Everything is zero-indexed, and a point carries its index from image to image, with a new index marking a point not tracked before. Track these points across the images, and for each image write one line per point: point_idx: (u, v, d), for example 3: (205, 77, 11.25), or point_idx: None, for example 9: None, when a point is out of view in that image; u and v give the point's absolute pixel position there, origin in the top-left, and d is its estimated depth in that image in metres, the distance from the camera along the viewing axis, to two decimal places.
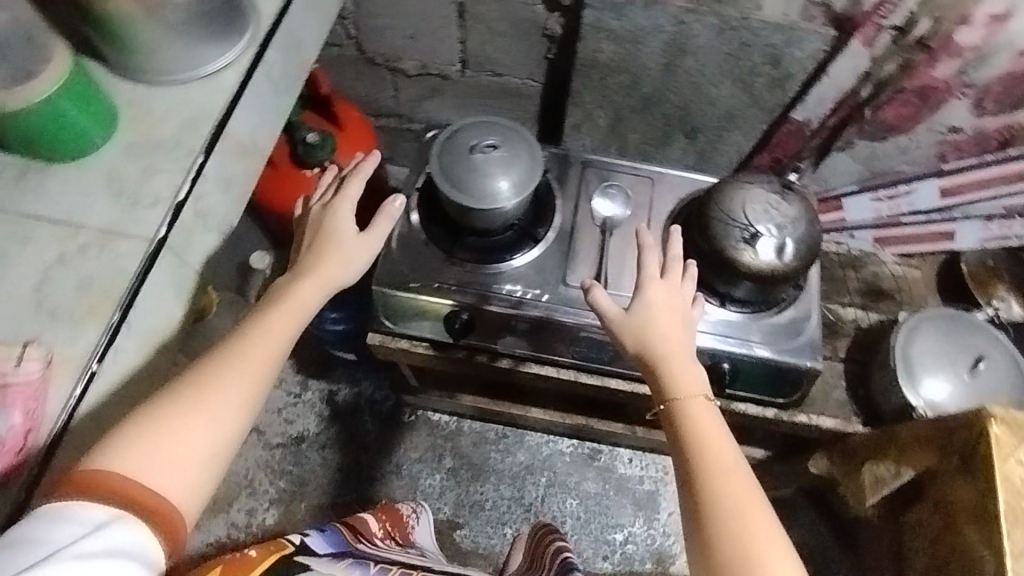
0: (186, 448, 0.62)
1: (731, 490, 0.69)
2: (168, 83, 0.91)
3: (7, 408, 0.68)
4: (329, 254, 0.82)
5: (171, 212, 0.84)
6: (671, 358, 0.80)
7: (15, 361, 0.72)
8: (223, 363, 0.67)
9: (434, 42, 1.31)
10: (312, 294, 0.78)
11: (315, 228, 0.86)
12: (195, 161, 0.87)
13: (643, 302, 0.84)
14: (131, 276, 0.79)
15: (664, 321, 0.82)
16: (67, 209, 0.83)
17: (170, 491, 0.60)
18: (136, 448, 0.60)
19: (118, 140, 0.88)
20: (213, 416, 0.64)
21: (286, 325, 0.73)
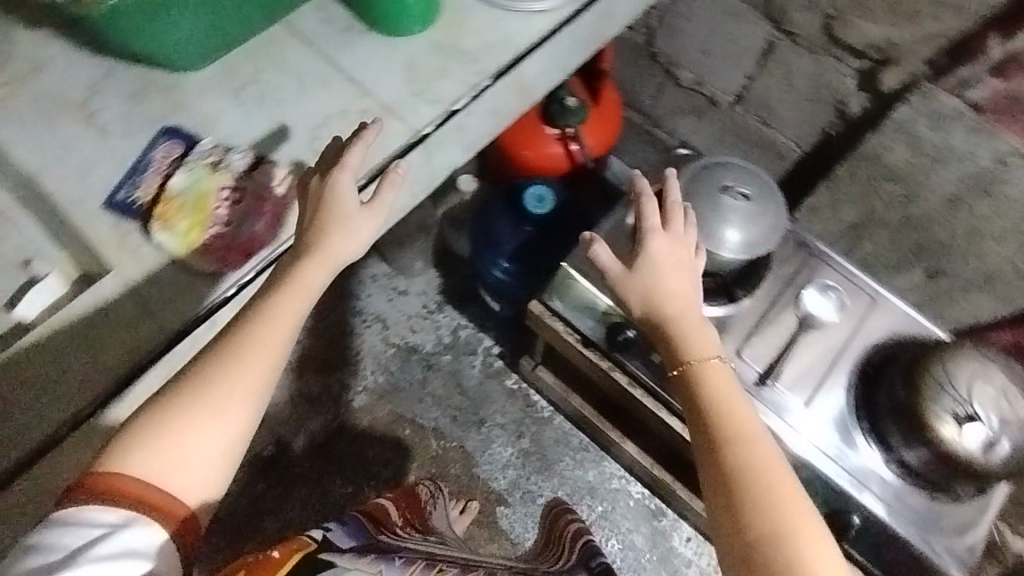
0: (192, 448, 0.59)
1: (752, 454, 0.66)
2: (490, 5, 0.97)
3: (252, 215, 0.81)
4: (330, 230, 0.71)
5: (443, 115, 0.89)
6: (681, 319, 0.80)
7: (277, 183, 0.83)
8: (217, 362, 0.62)
9: (724, 67, 1.30)
10: (317, 274, 0.69)
11: (316, 202, 0.73)
12: (482, 82, 0.92)
13: (645, 257, 0.83)
14: (388, 154, 0.86)
15: (669, 281, 0.82)
16: (366, 73, 0.92)
17: (186, 488, 0.58)
18: (140, 448, 0.57)
19: (429, 34, 0.95)
20: (219, 412, 0.60)
21: (289, 313, 0.66)
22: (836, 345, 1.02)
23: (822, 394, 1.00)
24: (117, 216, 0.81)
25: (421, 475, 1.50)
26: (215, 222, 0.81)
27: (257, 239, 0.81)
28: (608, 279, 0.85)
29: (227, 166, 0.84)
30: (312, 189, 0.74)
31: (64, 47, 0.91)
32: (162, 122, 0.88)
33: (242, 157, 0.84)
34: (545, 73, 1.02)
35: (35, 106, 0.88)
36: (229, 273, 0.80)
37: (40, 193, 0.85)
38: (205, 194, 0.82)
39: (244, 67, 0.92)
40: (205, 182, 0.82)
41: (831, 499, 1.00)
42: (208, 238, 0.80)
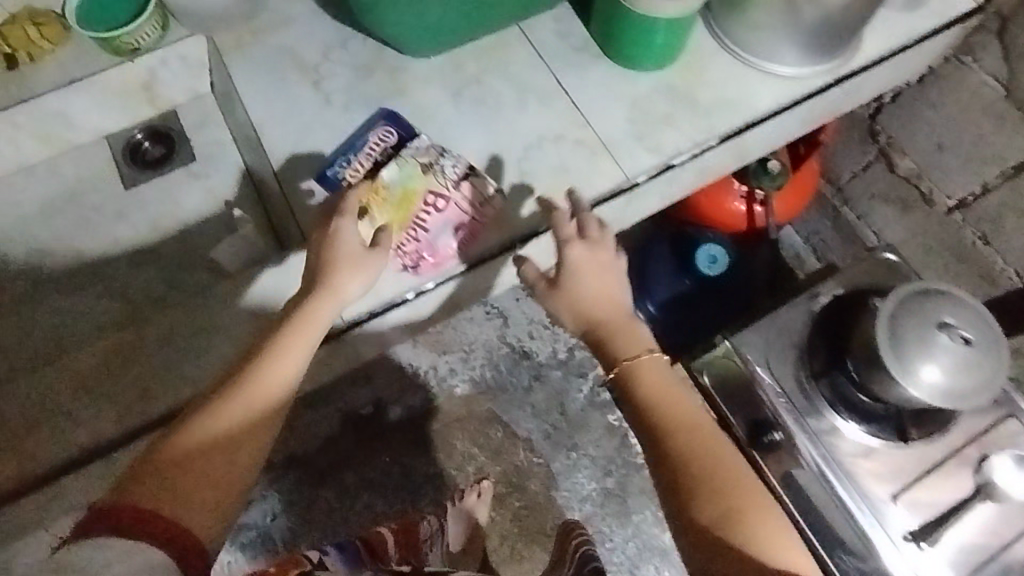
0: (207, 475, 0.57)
1: (709, 460, 0.67)
2: (734, 57, 0.90)
3: (451, 227, 0.80)
4: (338, 272, 0.68)
5: (658, 168, 0.85)
6: (619, 326, 0.73)
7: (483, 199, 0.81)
8: (221, 402, 0.61)
9: (957, 168, 1.16)
10: (327, 312, 0.67)
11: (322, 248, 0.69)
12: (708, 141, 0.87)
13: (566, 269, 0.74)
14: (596, 195, 0.84)
15: (596, 297, 0.73)
16: (590, 101, 0.88)
17: (197, 518, 0.54)
18: (143, 482, 0.54)
19: (664, 75, 0.90)
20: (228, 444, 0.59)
21: (296, 350, 0.65)
22: (1013, 528, 0.90)
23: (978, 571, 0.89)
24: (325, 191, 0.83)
25: (500, 480, 1.50)
26: (411, 226, 0.78)
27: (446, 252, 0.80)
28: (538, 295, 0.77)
29: (439, 171, 0.79)
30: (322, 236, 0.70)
31: (311, 7, 0.94)
32: (383, 105, 0.89)
33: (454, 166, 0.80)
34: (770, 140, 0.94)
35: (273, 60, 0.91)
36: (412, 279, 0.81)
37: (258, 145, 0.89)
38: (412, 195, 0.78)
39: (472, 65, 0.91)
40: (414, 182, 0.78)
41: None
42: (401, 239, 0.78)
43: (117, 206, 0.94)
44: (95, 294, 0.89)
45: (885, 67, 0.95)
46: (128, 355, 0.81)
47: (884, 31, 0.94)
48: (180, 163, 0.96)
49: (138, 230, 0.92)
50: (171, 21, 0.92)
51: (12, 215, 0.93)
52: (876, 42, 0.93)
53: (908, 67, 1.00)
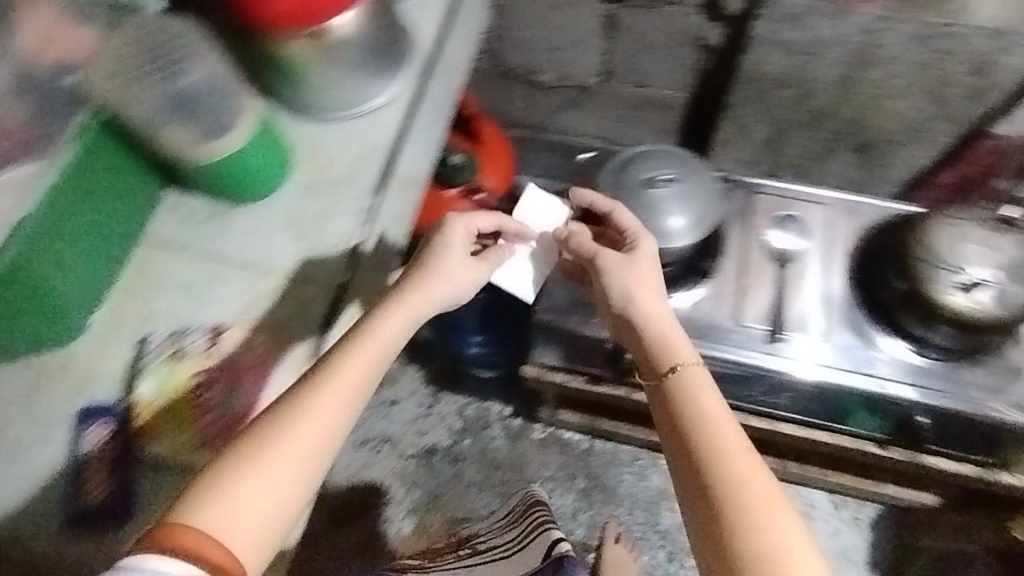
0: (245, 515, 0.59)
1: (751, 488, 0.61)
2: (336, 121, 0.93)
3: (239, 390, 0.76)
4: (413, 284, 0.80)
5: (349, 254, 0.84)
6: (672, 340, 0.74)
7: (247, 343, 0.79)
8: (291, 418, 0.64)
9: (578, 54, 1.26)
10: (394, 327, 0.75)
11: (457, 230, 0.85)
12: (371, 201, 0.88)
13: (637, 257, 0.83)
14: (319, 319, 0.80)
15: (637, 286, 0.80)
16: (253, 251, 0.85)
17: (235, 543, 0.58)
18: (209, 508, 0.58)
19: (295, 179, 0.90)
20: (273, 479, 0.61)
21: (367, 363, 0.70)
22: (818, 265, 1.03)
23: (833, 316, 1.00)
24: (66, 524, 0.70)
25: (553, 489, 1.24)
26: (202, 412, 0.75)
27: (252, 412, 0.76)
28: (605, 272, 0.82)
29: (187, 347, 0.78)
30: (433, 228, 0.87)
31: None
32: (53, 407, 0.76)
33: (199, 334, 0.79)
34: (422, 154, 0.98)
35: None
36: None
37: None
38: (181, 386, 0.76)
39: (130, 301, 0.82)
40: (176, 378, 0.76)
41: (884, 409, 0.98)
42: (201, 432, 0.74)
43: None
44: None
45: (453, 36, 1.03)
46: None
47: (430, 11, 1.01)
48: None
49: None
50: None
51: None
52: (427, 26, 1.00)
53: (472, 22, 1.10)
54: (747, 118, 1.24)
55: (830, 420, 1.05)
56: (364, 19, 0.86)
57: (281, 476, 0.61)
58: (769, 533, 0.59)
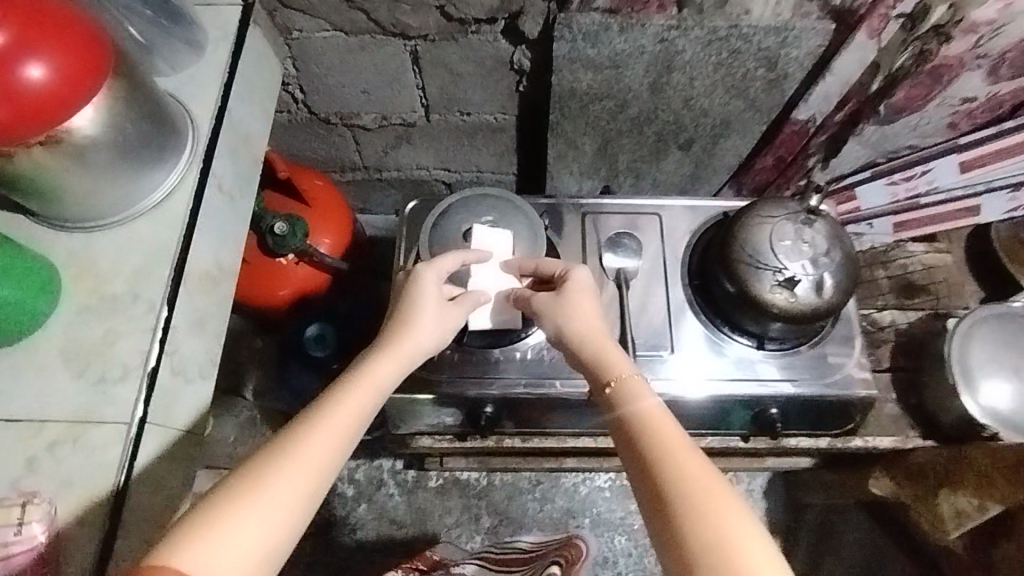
0: (235, 552, 0.54)
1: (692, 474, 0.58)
2: (108, 229, 0.81)
3: None
4: (395, 335, 0.77)
5: (145, 383, 0.73)
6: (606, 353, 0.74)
7: (18, 524, 0.65)
8: (280, 454, 0.60)
9: (393, 93, 1.19)
10: (387, 375, 0.72)
11: (416, 283, 0.83)
12: (160, 315, 0.77)
13: (572, 288, 0.82)
14: (116, 470, 0.69)
15: (587, 314, 0.79)
16: (24, 404, 0.72)
17: None
18: (192, 544, 0.53)
19: (68, 305, 0.77)
20: (262, 512, 0.56)
21: (359, 409, 0.66)
22: (657, 278, 1.02)
23: (678, 327, 1.00)
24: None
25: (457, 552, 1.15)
26: None
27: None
28: (541, 312, 0.82)
29: None
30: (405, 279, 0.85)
31: None
32: None
33: None
34: (222, 243, 0.88)
35: None
36: None
37: None
38: None
39: None
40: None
41: (743, 408, 0.99)
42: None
43: None
44: None
45: (233, 105, 0.92)
46: None
47: (201, 83, 0.90)
48: None
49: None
50: None
51: None
52: (203, 101, 0.90)
53: (257, 83, 0.99)
54: (573, 133, 1.20)
55: (704, 423, 1.04)
56: (111, 113, 0.73)
57: (275, 507, 0.57)
58: (715, 519, 0.54)
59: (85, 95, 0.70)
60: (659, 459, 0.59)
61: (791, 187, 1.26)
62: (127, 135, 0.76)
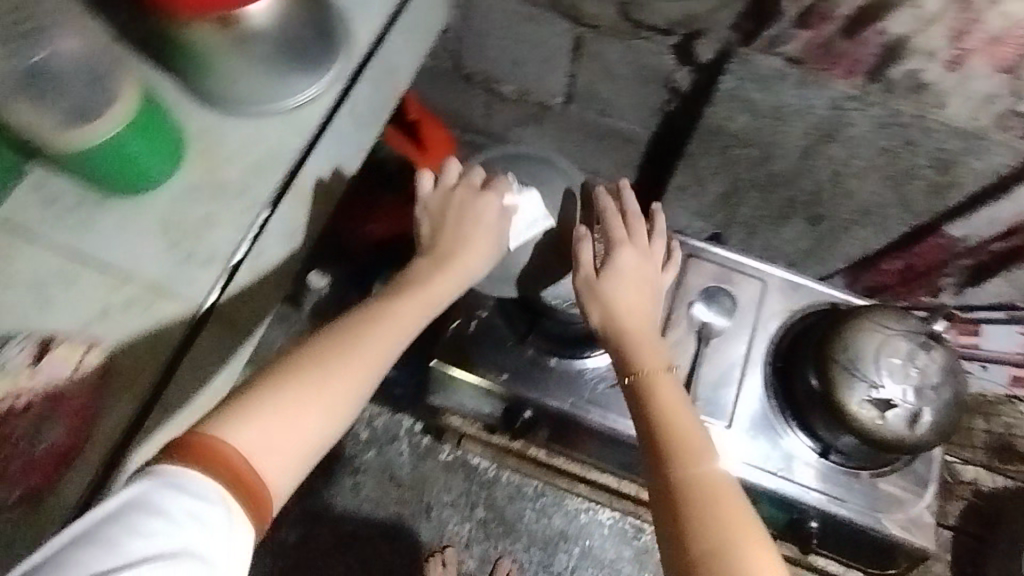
0: (287, 438, 0.57)
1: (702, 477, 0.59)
2: (240, 114, 0.80)
3: (52, 422, 0.66)
4: (453, 248, 0.80)
5: (225, 276, 0.75)
6: (635, 335, 0.76)
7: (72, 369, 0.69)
8: (336, 346, 0.64)
9: (541, 71, 1.16)
10: (447, 288, 0.76)
11: (456, 202, 0.83)
12: (259, 216, 0.78)
13: (615, 266, 0.81)
14: (173, 347, 0.71)
15: (628, 299, 0.79)
16: (117, 254, 0.74)
17: (268, 470, 0.55)
18: (247, 422, 0.56)
19: (182, 178, 0.78)
20: (318, 402, 0.60)
21: (413, 316, 0.70)
22: (739, 346, 0.97)
23: (743, 404, 0.94)
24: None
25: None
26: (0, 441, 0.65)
27: (68, 446, 0.66)
28: (579, 275, 0.82)
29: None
30: (459, 190, 0.84)
31: None
32: None
33: (20, 350, 0.68)
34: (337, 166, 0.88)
35: None
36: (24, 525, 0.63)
37: None
38: None
39: None
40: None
41: (783, 508, 0.94)
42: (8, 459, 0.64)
43: None
44: None
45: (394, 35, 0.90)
46: None
47: None
48: None
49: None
50: None
51: None
52: (367, 21, 0.88)
53: (421, 21, 0.98)
54: (704, 167, 1.14)
55: None
56: None
57: (318, 410, 0.60)
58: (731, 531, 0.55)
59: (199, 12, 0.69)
60: (671, 460, 0.61)
61: (911, 297, 1.18)
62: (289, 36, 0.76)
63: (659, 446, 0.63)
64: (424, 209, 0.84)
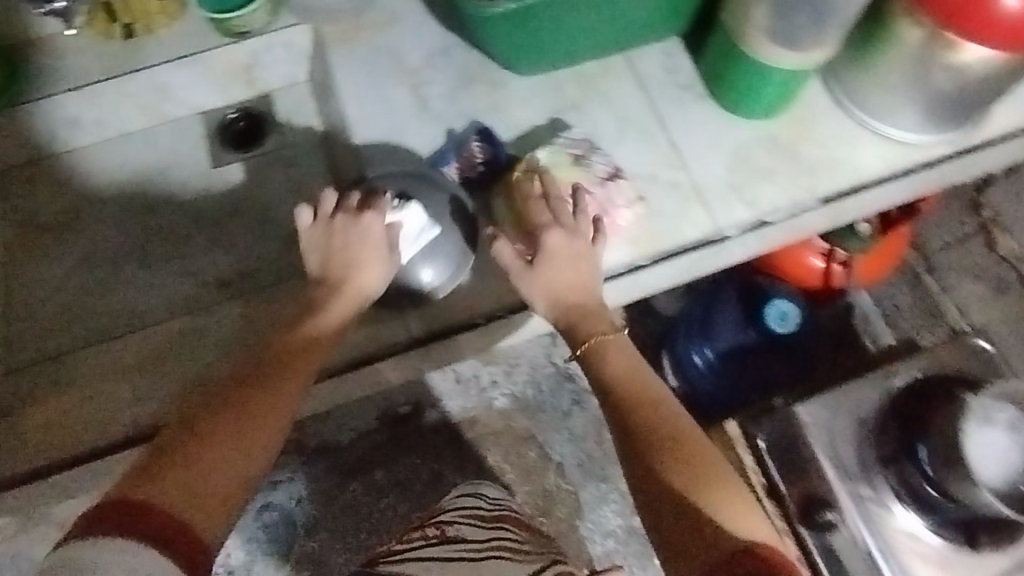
0: (216, 466, 0.57)
1: (693, 477, 0.59)
2: (850, 115, 0.87)
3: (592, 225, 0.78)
4: (340, 265, 0.72)
5: (751, 225, 0.82)
6: (620, 370, 0.68)
7: (624, 202, 0.79)
8: (241, 385, 0.63)
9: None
10: (341, 317, 0.71)
11: (341, 228, 0.73)
12: (807, 203, 0.84)
13: (545, 253, 0.72)
14: (685, 243, 0.81)
15: (569, 279, 0.72)
16: (690, 142, 0.86)
17: (198, 513, 0.54)
18: (162, 477, 0.55)
19: (772, 126, 0.87)
20: (238, 435, 0.60)
21: (317, 344, 0.69)
22: None
23: None
24: None
25: (528, 501, 1.20)
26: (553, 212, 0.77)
27: None
28: (513, 278, 0.73)
29: (587, 166, 0.79)
30: (336, 220, 0.73)
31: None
32: (462, 125, 0.88)
33: (603, 163, 0.80)
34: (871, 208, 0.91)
35: (371, 56, 0.92)
36: None
37: (352, 143, 0.89)
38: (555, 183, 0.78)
39: (565, 86, 0.89)
40: (560, 172, 0.78)
41: None
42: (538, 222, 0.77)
43: (48, 289, 0.90)
44: (173, 269, 0.91)
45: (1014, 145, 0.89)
46: (107, 400, 0.84)
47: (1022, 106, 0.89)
48: (268, 147, 0.97)
49: (119, 318, 0.89)
50: (282, 8, 0.95)
51: (37, 294, 0.90)
52: (1006, 118, 0.89)
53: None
54: None
55: None
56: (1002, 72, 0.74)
57: (236, 439, 0.59)
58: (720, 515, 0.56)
59: (983, 40, 0.69)
60: (664, 468, 0.60)
61: None
62: (965, 93, 0.78)
63: (643, 457, 0.61)
64: (307, 257, 0.73)
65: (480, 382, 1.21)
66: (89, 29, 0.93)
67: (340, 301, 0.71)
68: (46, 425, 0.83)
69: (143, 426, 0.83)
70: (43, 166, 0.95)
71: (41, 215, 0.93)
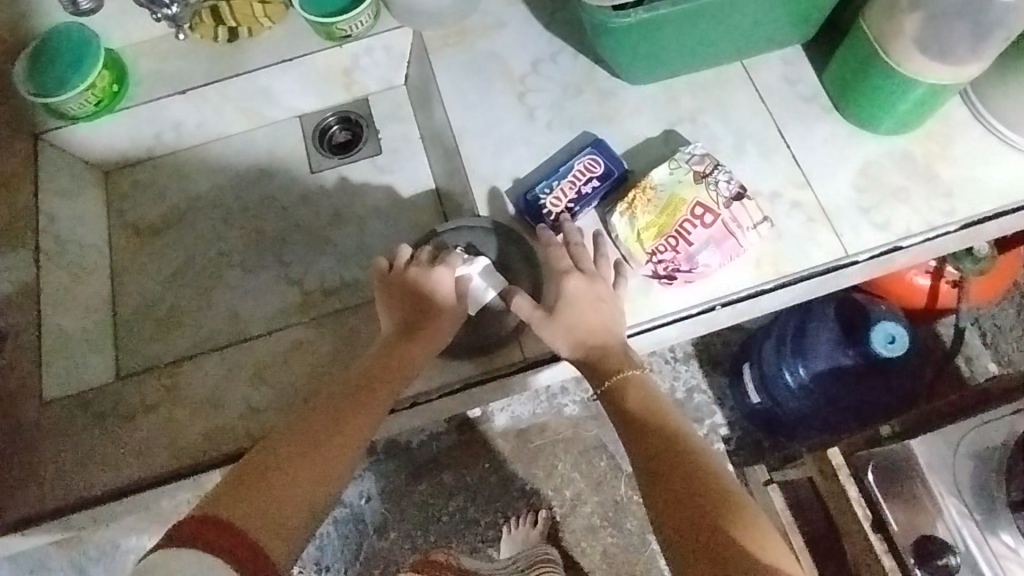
0: (298, 487, 0.58)
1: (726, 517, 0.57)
2: (992, 134, 0.80)
3: (716, 247, 0.74)
4: (432, 303, 0.73)
5: (883, 248, 0.77)
6: (648, 410, 0.66)
7: (751, 224, 0.75)
8: (316, 410, 0.64)
9: None
10: (421, 357, 0.72)
11: (407, 278, 0.73)
12: (942, 226, 0.78)
13: (562, 301, 0.71)
14: (810, 266, 0.77)
15: (588, 325, 0.70)
16: (813, 158, 0.81)
17: (274, 533, 0.54)
18: (242, 497, 0.55)
19: (904, 142, 0.81)
20: (318, 457, 0.60)
21: (400, 374, 0.70)
22: None
23: None
24: (502, 196, 0.83)
25: (596, 512, 1.14)
26: (675, 232, 0.74)
27: (701, 272, 0.75)
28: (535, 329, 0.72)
29: (712, 185, 0.75)
30: (412, 268, 0.74)
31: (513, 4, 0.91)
32: (568, 135, 0.84)
33: (727, 181, 0.76)
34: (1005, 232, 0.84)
35: (473, 61, 0.89)
36: (659, 287, 0.76)
37: (453, 152, 0.87)
38: (679, 202, 0.74)
39: (678, 97, 0.85)
40: (684, 191, 0.75)
41: None
42: (658, 247, 0.74)
43: (147, 297, 0.92)
44: (271, 276, 0.93)
45: None
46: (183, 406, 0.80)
47: None
48: (364, 153, 0.98)
49: (215, 336, 0.90)
50: (383, 11, 0.92)
51: (132, 303, 0.92)
52: None
53: None
54: None
55: None
56: None
57: (314, 459, 0.60)
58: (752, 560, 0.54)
59: None
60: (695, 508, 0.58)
61: None
62: None
63: (673, 500, 0.59)
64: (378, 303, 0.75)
65: (550, 388, 1.17)
66: (193, 33, 0.92)
67: (425, 338, 0.72)
68: (147, 437, 0.77)
69: (220, 440, 0.77)
70: (149, 171, 0.99)
71: (145, 219, 0.96)
